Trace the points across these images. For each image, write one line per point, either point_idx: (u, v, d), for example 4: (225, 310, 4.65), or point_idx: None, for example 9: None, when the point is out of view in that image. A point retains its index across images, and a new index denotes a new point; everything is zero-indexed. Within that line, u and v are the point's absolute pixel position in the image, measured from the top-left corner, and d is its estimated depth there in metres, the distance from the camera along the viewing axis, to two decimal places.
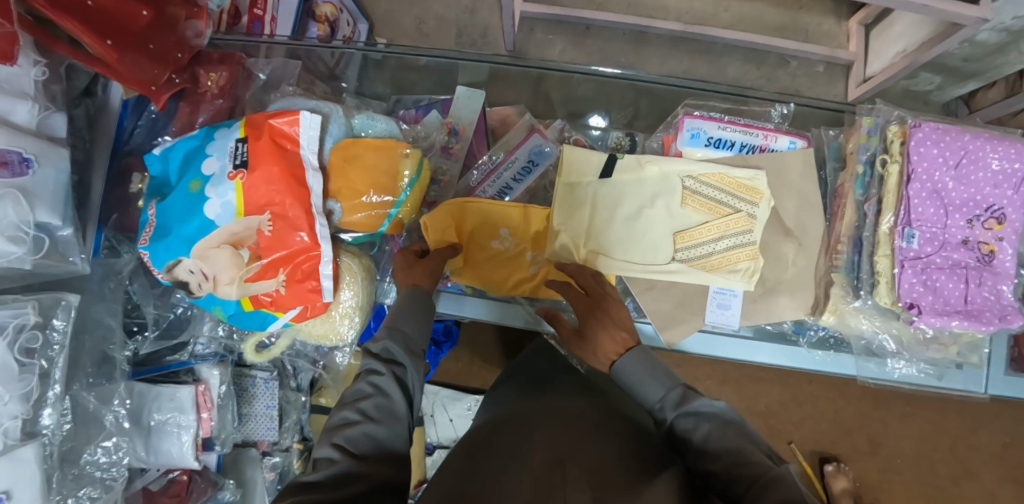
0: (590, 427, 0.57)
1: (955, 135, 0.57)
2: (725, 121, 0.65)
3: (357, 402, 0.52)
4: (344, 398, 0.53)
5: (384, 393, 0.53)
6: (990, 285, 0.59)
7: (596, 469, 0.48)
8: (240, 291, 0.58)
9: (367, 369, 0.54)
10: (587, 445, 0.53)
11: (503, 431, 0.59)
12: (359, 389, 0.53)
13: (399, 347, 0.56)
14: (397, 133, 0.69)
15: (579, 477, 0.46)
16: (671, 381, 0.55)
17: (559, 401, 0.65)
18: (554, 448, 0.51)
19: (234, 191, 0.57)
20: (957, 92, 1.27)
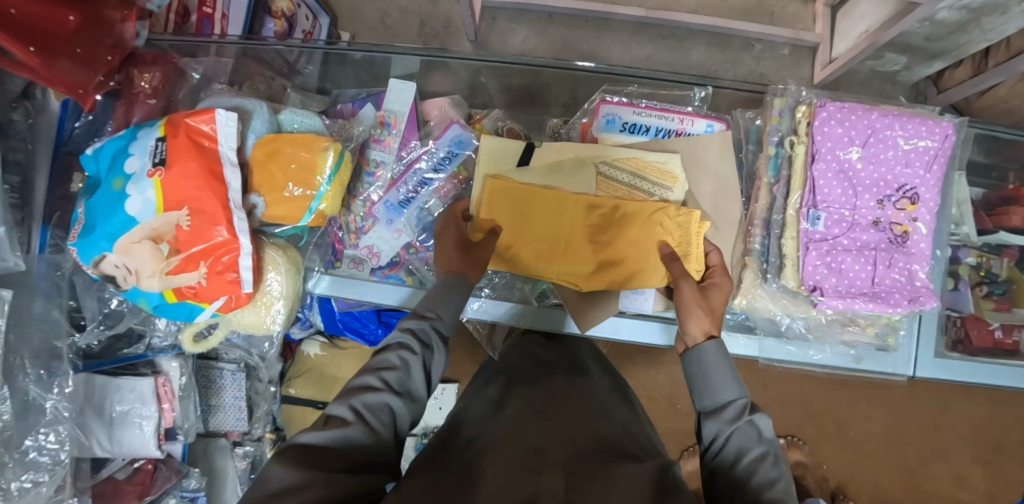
0: (556, 413, 0.55)
1: (861, 113, 0.57)
2: (640, 106, 0.67)
3: (380, 370, 0.51)
4: (368, 363, 0.52)
5: (407, 370, 0.51)
6: (902, 266, 0.58)
7: (572, 457, 0.46)
8: (162, 283, 0.61)
9: (400, 343, 0.53)
10: (557, 434, 0.50)
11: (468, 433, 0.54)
12: (387, 359, 0.52)
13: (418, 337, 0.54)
14: (322, 129, 0.72)
15: (555, 464, 0.44)
16: (735, 391, 0.49)
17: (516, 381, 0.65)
18: (525, 436, 0.49)
19: (154, 188, 0.59)
20: (924, 72, 1.25)
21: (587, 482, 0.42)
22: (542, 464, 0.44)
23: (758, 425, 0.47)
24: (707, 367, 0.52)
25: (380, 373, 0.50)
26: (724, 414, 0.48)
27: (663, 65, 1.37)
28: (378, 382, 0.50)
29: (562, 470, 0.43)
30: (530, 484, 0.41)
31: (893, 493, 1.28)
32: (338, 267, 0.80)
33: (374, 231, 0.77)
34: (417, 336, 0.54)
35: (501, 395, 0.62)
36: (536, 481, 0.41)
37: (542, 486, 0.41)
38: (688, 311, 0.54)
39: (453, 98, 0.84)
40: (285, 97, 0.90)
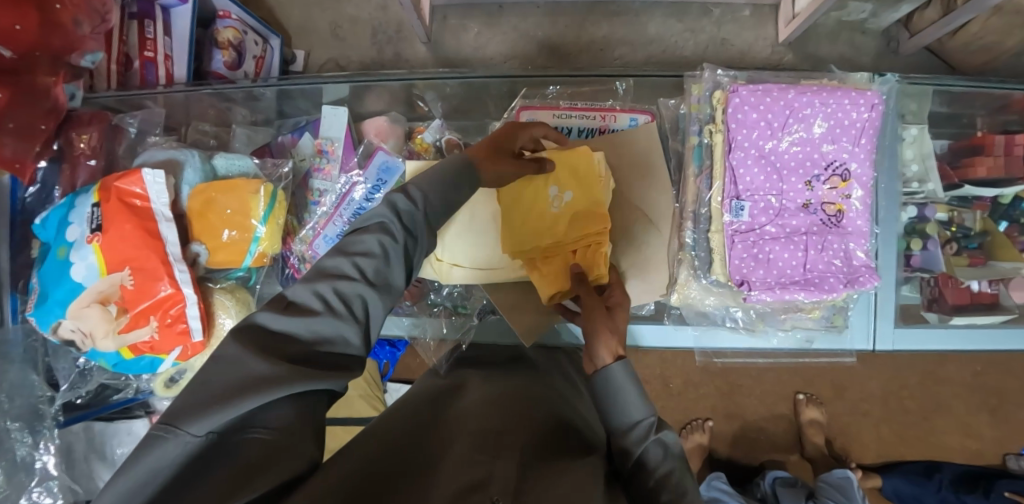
0: (519, 405, 0.54)
1: (777, 94, 0.54)
2: (561, 108, 0.66)
3: (356, 253, 0.43)
4: (346, 239, 0.44)
5: (386, 259, 0.43)
6: (837, 247, 0.56)
7: (525, 448, 0.45)
8: (117, 342, 0.64)
9: (381, 222, 0.44)
10: (517, 427, 0.49)
11: (437, 416, 0.52)
12: (364, 240, 0.43)
13: (413, 214, 0.45)
14: (254, 169, 0.73)
15: (511, 454, 0.43)
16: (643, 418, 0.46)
17: (490, 373, 0.63)
18: (487, 426, 0.47)
19: (94, 252, 0.63)
20: (894, 16, 1.18)
21: (535, 472, 0.41)
22: (499, 452, 0.42)
23: (666, 443, 0.45)
24: (614, 389, 0.48)
25: (356, 260, 0.42)
26: (632, 434, 0.46)
27: (621, 41, 1.33)
28: (353, 269, 0.42)
29: (516, 459, 0.42)
30: (482, 466, 0.39)
31: (898, 448, 1.26)
32: None
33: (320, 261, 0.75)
34: (403, 221, 0.45)
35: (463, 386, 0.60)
36: (490, 465, 0.39)
37: (495, 469, 0.38)
38: (596, 334, 0.51)
39: (390, 116, 0.85)
40: (231, 133, 0.91)
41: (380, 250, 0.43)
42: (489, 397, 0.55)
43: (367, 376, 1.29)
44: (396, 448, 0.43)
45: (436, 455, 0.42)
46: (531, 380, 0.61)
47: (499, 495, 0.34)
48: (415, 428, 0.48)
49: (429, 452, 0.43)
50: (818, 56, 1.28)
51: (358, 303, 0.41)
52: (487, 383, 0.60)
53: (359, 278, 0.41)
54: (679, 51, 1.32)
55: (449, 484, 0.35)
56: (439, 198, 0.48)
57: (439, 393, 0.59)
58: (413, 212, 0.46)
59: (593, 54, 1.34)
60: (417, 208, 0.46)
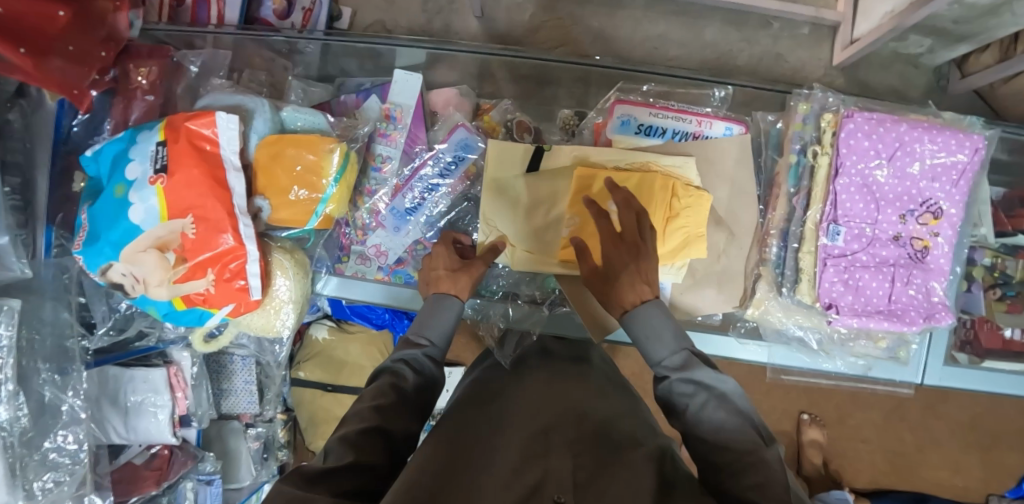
0: (567, 400, 0.54)
1: (890, 126, 0.55)
2: (657, 107, 0.65)
3: (378, 399, 0.50)
4: (365, 393, 0.51)
5: (405, 399, 0.52)
6: (920, 283, 0.58)
7: (579, 439, 0.45)
8: (171, 292, 0.61)
9: (395, 371, 0.53)
10: (569, 423, 0.48)
11: (484, 421, 0.52)
12: (381, 388, 0.51)
13: (423, 360, 0.56)
14: (326, 127, 0.70)
15: (566, 449, 0.42)
16: (665, 355, 0.51)
17: (540, 368, 0.63)
18: (537, 427, 0.47)
19: (157, 195, 0.59)
20: (949, 55, 1.19)
21: (593, 463, 0.41)
22: (549, 448, 0.42)
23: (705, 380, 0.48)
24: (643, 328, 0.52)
25: (377, 403, 0.50)
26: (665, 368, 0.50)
27: (676, 43, 1.31)
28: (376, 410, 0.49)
29: (569, 453, 0.41)
30: (540, 468, 0.39)
31: (888, 476, 1.30)
32: (346, 263, 0.78)
33: (381, 231, 0.76)
34: (410, 364, 0.55)
35: (514, 385, 0.60)
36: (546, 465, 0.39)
37: (550, 467, 0.39)
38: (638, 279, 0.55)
39: (460, 88, 0.82)
40: (286, 84, 0.86)
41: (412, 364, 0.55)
42: (539, 396, 0.55)
43: (383, 347, 1.25)
44: (451, 459, 0.44)
45: (490, 464, 0.42)
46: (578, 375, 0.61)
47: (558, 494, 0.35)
48: (473, 437, 0.49)
49: (485, 459, 0.44)
50: (868, 83, 1.28)
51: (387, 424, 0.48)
52: (535, 381, 0.59)
53: (400, 379, 0.53)
54: (732, 60, 1.31)
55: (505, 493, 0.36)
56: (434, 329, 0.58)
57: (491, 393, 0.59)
58: (420, 357, 0.56)
59: (647, 52, 1.32)
60: (422, 353, 0.56)
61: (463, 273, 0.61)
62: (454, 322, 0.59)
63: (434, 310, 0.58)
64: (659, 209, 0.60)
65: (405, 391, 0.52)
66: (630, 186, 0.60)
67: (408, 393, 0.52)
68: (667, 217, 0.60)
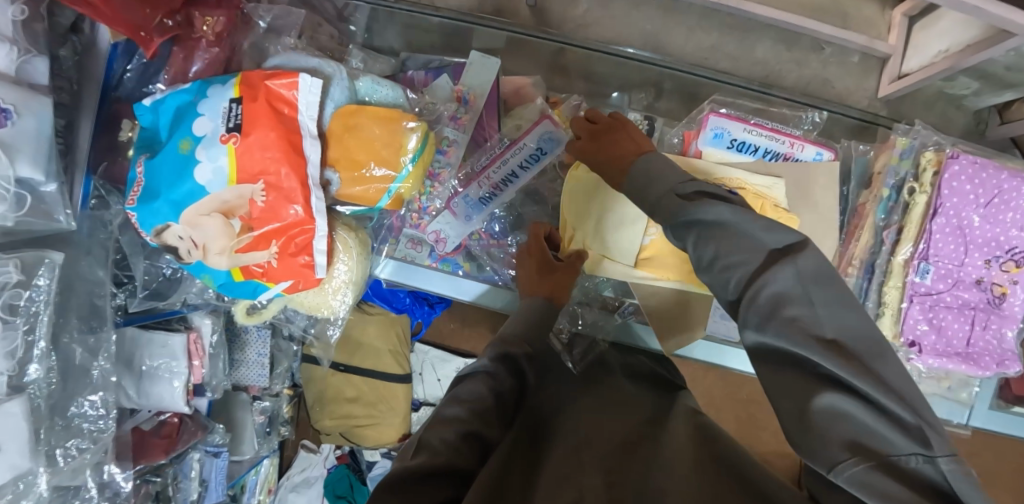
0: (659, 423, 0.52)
1: (992, 171, 0.55)
2: (751, 123, 0.63)
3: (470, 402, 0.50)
4: (456, 393, 0.51)
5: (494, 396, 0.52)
6: (995, 329, 0.58)
7: (698, 454, 0.43)
8: (231, 261, 0.58)
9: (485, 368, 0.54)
10: (677, 440, 0.47)
11: (560, 435, 0.51)
12: (473, 388, 0.51)
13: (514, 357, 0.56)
14: (404, 103, 0.67)
15: (681, 464, 0.41)
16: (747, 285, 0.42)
17: (619, 384, 0.62)
18: (625, 450, 0.45)
19: (227, 155, 0.56)
20: (992, 101, 1.20)
21: (715, 476, 0.40)
22: (579, 469, 0.42)
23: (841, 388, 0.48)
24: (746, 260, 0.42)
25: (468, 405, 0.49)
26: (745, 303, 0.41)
27: (726, 56, 1.30)
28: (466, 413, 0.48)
29: (687, 468, 0.40)
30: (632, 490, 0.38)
31: None
32: (394, 245, 0.76)
33: (450, 218, 0.72)
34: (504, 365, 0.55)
35: (598, 397, 0.59)
36: (648, 484, 0.39)
37: (659, 483, 0.38)
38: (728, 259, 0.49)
39: (532, 78, 0.79)
40: (348, 51, 0.81)
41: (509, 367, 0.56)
42: (626, 418, 0.53)
43: (400, 332, 1.22)
44: (530, 476, 0.43)
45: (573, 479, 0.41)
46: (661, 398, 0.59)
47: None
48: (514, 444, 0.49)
49: (521, 476, 0.44)
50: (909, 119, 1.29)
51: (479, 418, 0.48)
52: (619, 400, 0.58)
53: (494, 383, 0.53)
54: (779, 80, 1.31)
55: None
56: (520, 328, 0.59)
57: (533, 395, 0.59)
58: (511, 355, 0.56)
59: (696, 62, 1.30)
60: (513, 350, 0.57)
61: (554, 281, 0.63)
62: (544, 322, 0.61)
63: (527, 318, 0.60)
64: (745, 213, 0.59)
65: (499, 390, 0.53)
66: None
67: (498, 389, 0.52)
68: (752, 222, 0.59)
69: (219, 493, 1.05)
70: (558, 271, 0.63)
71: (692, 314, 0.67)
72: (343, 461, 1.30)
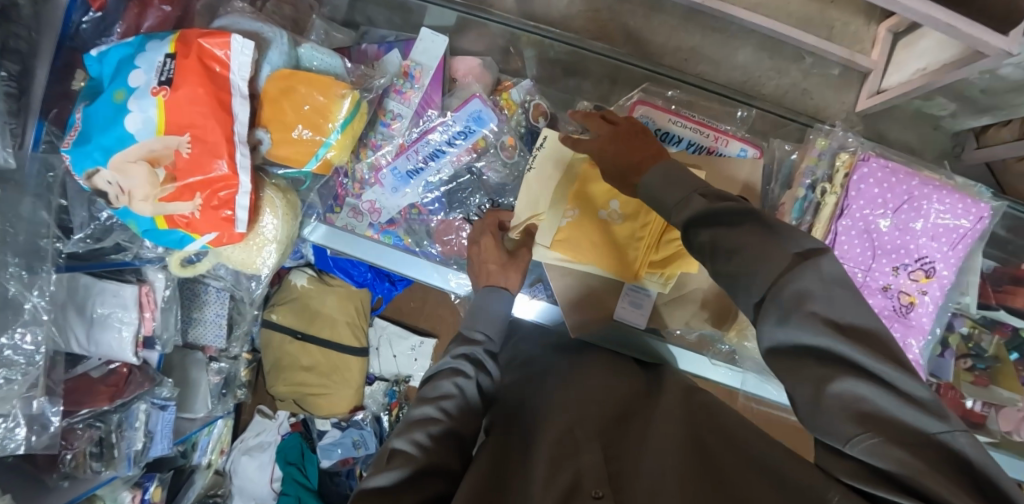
0: (649, 397, 0.54)
1: (902, 177, 0.56)
2: (677, 115, 0.65)
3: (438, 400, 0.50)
4: (425, 395, 0.51)
5: (464, 395, 0.51)
6: (898, 337, 0.58)
7: (693, 432, 0.45)
8: (154, 209, 0.60)
9: (453, 368, 0.53)
10: (669, 414, 0.49)
11: (543, 409, 0.53)
12: (442, 387, 0.51)
13: (483, 352, 0.55)
14: (342, 72, 0.69)
15: (679, 444, 0.43)
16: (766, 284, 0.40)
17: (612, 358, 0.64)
18: (608, 423, 0.48)
19: (156, 107, 0.57)
20: (970, 124, 1.19)
21: (714, 452, 0.42)
22: (580, 447, 0.43)
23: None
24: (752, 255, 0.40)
25: (439, 403, 0.49)
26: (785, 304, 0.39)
27: (707, 59, 1.30)
28: (437, 412, 0.49)
29: (685, 447, 0.43)
30: (630, 472, 0.40)
31: None
32: (337, 214, 0.78)
33: (377, 189, 0.75)
34: (468, 360, 0.54)
35: (591, 369, 0.61)
36: (646, 466, 0.41)
37: (661, 465, 0.40)
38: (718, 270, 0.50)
39: (483, 60, 0.80)
40: (309, 20, 0.82)
41: (471, 361, 0.55)
42: (613, 391, 0.56)
43: (359, 305, 1.26)
44: (518, 457, 0.46)
45: (573, 449, 0.43)
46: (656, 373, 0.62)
47: (598, 490, 0.36)
48: (507, 444, 0.50)
49: (522, 469, 0.44)
50: (886, 136, 1.28)
51: (451, 405, 0.50)
52: (613, 374, 0.60)
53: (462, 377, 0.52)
54: (758, 87, 1.31)
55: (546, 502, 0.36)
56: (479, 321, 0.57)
57: (522, 381, 0.61)
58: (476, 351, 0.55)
59: (676, 63, 1.31)
60: (479, 345, 0.56)
61: (512, 267, 0.62)
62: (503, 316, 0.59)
63: (483, 308, 0.58)
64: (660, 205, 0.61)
65: (466, 390, 0.52)
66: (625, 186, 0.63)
67: (468, 388, 0.52)
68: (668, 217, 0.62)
69: (165, 446, 1.05)
70: (519, 257, 0.63)
71: (606, 302, 0.67)
72: (297, 429, 1.34)
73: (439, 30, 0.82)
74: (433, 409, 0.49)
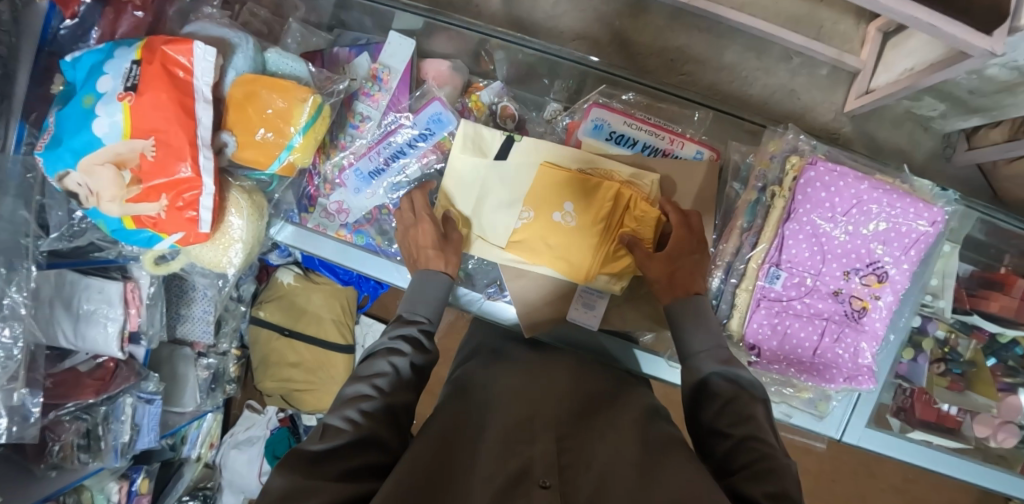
0: (609, 407, 0.53)
1: (851, 181, 0.55)
2: (633, 118, 0.67)
3: (373, 378, 0.51)
4: (359, 374, 0.52)
5: (400, 374, 0.53)
6: (850, 342, 0.58)
7: (642, 446, 0.44)
8: (121, 210, 0.62)
9: (388, 348, 0.55)
10: (622, 427, 0.48)
11: (494, 395, 0.53)
12: (377, 366, 0.53)
13: (420, 333, 0.57)
14: (306, 76, 0.71)
15: (629, 457, 0.42)
16: None
17: (576, 361, 0.64)
18: (563, 418, 0.47)
19: (122, 112, 0.59)
20: (960, 125, 1.17)
21: (663, 465, 0.40)
22: (534, 436, 0.43)
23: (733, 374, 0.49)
24: None
25: (373, 381, 0.51)
26: None
27: (694, 58, 1.29)
28: (371, 390, 0.50)
29: (638, 461, 0.41)
30: (579, 472, 0.38)
31: None
32: (310, 214, 0.79)
33: (343, 190, 0.77)
34: (406, 341, 0.56)
35: (551, 368, 0.60)
36: (594, 470, 0.39)
37: (608, 475, 0.38)
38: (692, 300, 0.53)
39: (452, 62, 0.81)
40: (285, 24, 0.84)
41: (408, 341, 0.56)
42: (571, 392, 0.55)
43: (345, 302, 1.28)
44: (468, 438, 0.46)
45: (527, 440, 0.42)
46: (615, 383, 0.61)
47: (546, 480, 0.36)
48: (462, 423, 0.49)
49: (470, 452, 0.43)
50: (874, 137, 1.27)
51: (384, 382, 0.51)
52: (573, 376, 0.59)
53: (399, 357, 0.54)
54: (745, 87, 1.30)
55: (492, 484, 0.36)
56: (421, 304, 0.60)
57: (475, 369, 0.61)
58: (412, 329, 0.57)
59: (661, 63, 1.30)
60: (416, 327, 0.58)
61: (449, 250, 0.63)
62: (439, 297, 0.61)
63: (424, 288, 0.60)
64: (612, 215, 0.61)
65: (401, 368, 0.53)
66: (582, 183, 0.62)
67: (404, 367, 0.53)
68: (619, 225, 0.62)
69: (151, 439, 1.07)
70: (453, 239, 0.64)
71: (557, 302, 0.68)
72: (285, 424, 1.36)
73: (411, 34, 0.83)
74: (366, 387, 0.50)
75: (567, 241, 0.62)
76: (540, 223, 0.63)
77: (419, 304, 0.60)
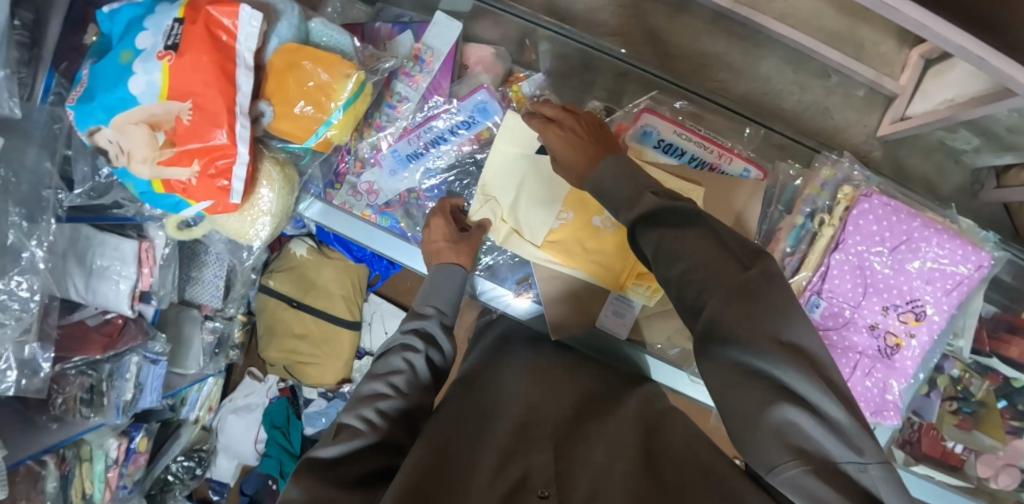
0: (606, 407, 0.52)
1: (904, 218, 0.55)
2: (684, 128, 0.65)
3: (388, 377, 0.51)
4: (376, 372, 0.52)
5: (415, 372, 0.52)
6: (879, 377, 0.57)
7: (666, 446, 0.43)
8: (152, 172, 0.61)
9: (403, 344, 0.53)
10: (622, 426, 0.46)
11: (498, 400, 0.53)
12: (392, 363, 0.52)
13: (438, 327, 0.56)
14: (350, 51, 0.69)
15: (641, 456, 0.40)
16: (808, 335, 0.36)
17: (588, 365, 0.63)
18: (561, 426, 0.47)
19: (161, 72, 0.57)
20: (991, 161, 1.15)
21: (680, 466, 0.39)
22: (531, 445, 0.42)
23: None
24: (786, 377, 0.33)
25: (389, 381, 0.51)
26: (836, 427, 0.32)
27: (730, 67, 1.27)
28: (387, 389, 0.50)
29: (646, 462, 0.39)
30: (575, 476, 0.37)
31: None
32: (336, 191, 0.78)
33: (377, 170, 0.76)
34: (419, 335, 0.55)
35: (550, 372, 0.59)
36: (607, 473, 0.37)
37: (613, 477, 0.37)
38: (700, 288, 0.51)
39: (496, 49, 0.79)
40: None
41: (422, 335, 0.55)
42: (568, 396, 0.54)
43: (356, 280, 1.27)
44: (471, 441, 0.45)
45: (521, 446, 0.42)
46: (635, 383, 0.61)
47: (545, 489, 0.35)
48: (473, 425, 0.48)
49: (469, 455, 0.43)
50: (903, 165, 1.25)
51: (400, 381, 0.51)
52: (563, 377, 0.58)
53: (411, 355, 0.53)
54: (778, 101, 1.28)
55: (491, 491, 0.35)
56: (435, 296, 0.58)
57: (488, 364, 0.61)
58: (434, 323, 0.56)
59: (696, 68, 1.28)
60: (433, 320, 0.56)
61: (463, 243, 0.63)
62: (455, 291, 0.59)
63: (438, 282, 0.59)
64: None
65: (417, 366, 0.52)
66: None
67: (419, 365, 0.53)
68: None
69: (153, 399, 1.07)
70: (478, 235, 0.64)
71: (588, 309, 0.67)
72: (285, 395, 1.37)
73: (454, 16, 0.81)
74: (383, 386, 0.50)
75: (604, 245, 0.63)
76: (579, 223, 0.64)
77: (434, 298, 0.58)
